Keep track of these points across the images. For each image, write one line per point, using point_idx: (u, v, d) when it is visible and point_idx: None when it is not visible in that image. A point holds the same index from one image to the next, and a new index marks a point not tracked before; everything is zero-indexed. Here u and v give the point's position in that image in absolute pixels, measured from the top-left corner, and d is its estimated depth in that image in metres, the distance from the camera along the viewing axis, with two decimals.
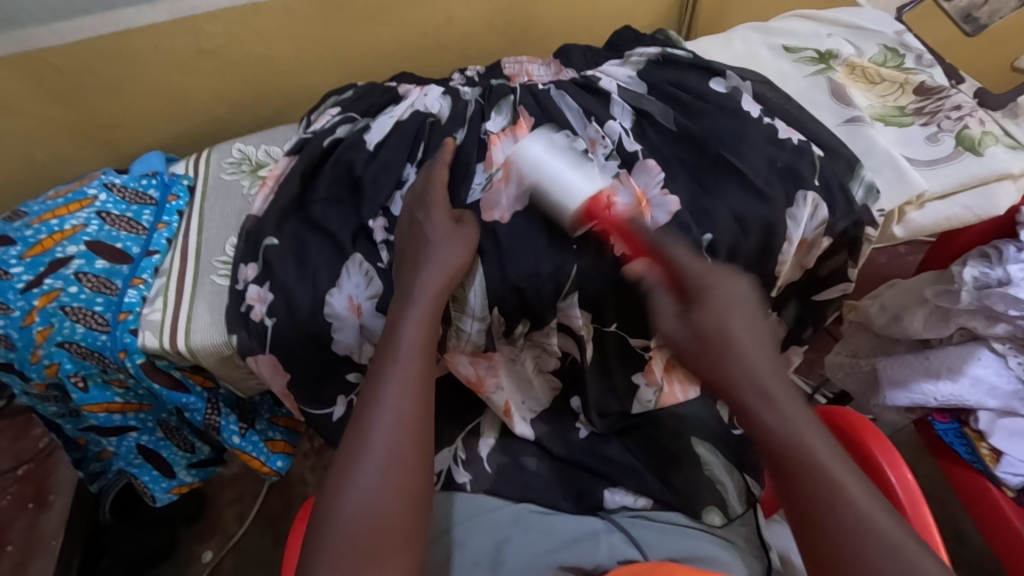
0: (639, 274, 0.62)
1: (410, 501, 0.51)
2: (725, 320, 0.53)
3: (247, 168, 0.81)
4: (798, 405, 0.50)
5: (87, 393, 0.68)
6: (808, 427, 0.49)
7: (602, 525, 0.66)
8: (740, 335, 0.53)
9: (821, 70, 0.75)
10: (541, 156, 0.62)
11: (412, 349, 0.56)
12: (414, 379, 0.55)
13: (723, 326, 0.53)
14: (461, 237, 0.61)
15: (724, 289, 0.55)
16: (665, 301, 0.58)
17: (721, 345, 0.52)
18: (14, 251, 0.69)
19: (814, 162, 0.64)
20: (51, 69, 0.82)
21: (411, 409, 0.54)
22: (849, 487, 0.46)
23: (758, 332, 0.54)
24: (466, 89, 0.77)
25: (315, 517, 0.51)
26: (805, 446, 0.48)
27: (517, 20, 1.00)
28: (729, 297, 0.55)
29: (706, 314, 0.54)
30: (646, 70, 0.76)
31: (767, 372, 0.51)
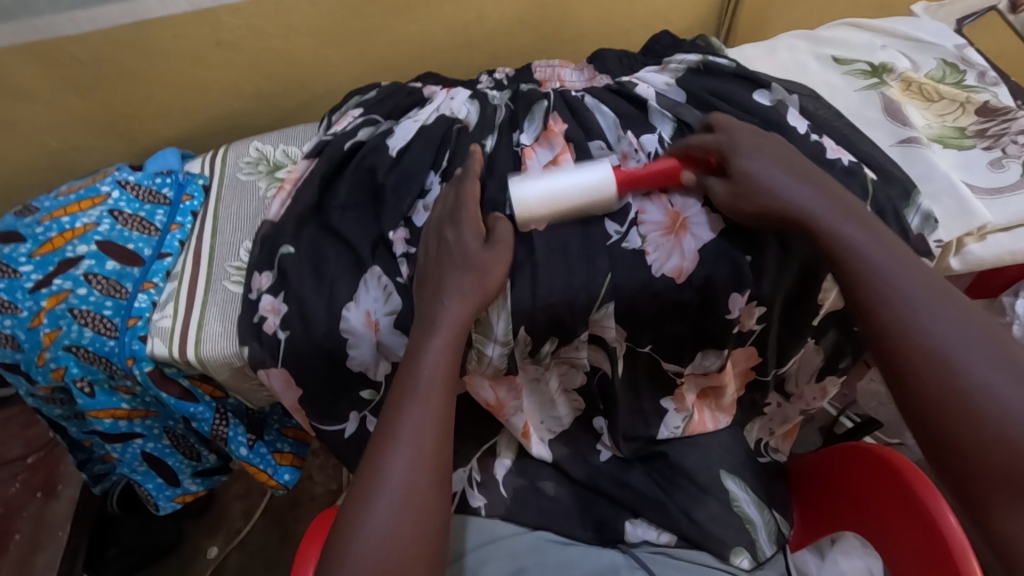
0: (692, 180, 0.62)
1: (424, 547, 0.49)
2: (763, 169, 0.57)
3: (264, 168, 0.79)
4: (888, 235, 0.54)
5: (94, 398, 0.66)
6: (887, 250, 0.53)
7: (623, 560, 0.64)
8: (781, 182, 0.57)
9: (873, 84, 0.71)
10: (538, 189, 0.60)
11: (434, 380, 0.54)
12: (435, 413, 0.53)
13: (771, 178, 0.57)
14: (498, 262, 0.57)
15: (747, 134, 0.60)
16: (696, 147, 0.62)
17: (764, 194, 0.57)
18: (23, 249, 0.66)
19: (866, 186, 0.60)
20: (68, 58, 0.79)
21: (429, 443, 0.52)
22: (937, 299, 0.50)
23: (801, 173, 0.58)
24: (494, 94, 0.74)
25: (327, 554, 0.49)
26: (890, 269, 0.51)
27: (549, 19, 0.96)
28: (750, 140, 0.59)
29: (746, 165, 0.58)
30: (686, 78, 0.72)
31: (859, 213, 0.55)
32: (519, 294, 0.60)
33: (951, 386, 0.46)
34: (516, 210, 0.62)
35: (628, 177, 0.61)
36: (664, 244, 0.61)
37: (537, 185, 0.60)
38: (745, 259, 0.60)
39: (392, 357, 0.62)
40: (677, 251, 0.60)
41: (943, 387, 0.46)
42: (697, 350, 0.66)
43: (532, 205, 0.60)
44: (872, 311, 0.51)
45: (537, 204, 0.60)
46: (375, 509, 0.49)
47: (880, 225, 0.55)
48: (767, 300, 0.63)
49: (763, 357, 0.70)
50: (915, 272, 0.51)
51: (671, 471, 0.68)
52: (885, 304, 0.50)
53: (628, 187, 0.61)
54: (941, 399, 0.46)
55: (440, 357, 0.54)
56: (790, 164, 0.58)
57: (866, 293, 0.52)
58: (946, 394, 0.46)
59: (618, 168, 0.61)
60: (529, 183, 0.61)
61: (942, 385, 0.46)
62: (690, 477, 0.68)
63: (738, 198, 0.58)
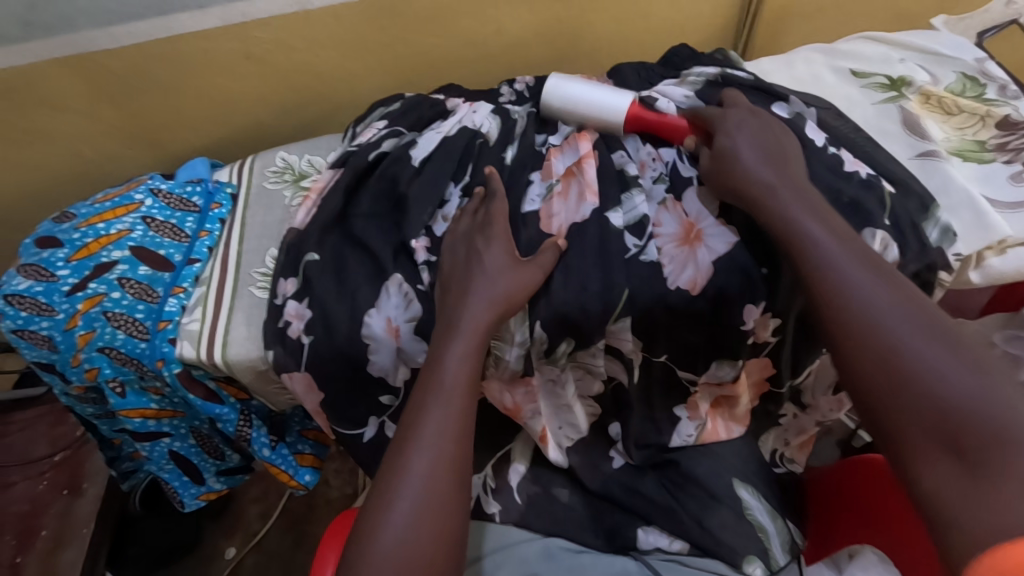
0: (693, 145, 0.66)
1: (444, 548, 0.50)
2: (742, 144, 0.62)
3: (290, 178, 0.81)
4: (832, 218, 0.57)
5: (125, 398, 0.69)
6: (833, 230, 0.56)
7: (634, 567, 0.65)
8: (751, 155, 0.61)
9: (892, 97, 0.71)
10: (556, 98, 0.71)
11: (455, 386, 0.55)
12: (455, 418, 0.54)
13: (745, 159, 0.61)
14: (528, 281, 0.59)
15: (737, 114, 0.65)
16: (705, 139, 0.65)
17: (736, 166, 0.61)
18: (61, 254, 0.69)
19: (883, 200, 0.60)
20: (105, 71, 0.83)
21: (449, 441, 0.53)
22: (872, 278, 0.53)
23: (773, 149, 0.62)
24: (515, 109, 0.76)
25: (350, 550, 0.50)
26: (832, 249, 0.55)
27: (569, 33, 0.97)
28: (751, 139, 0.62)
29: (725, 140, 0.63)
30: (704, 90, 0.72)
31: (810, 199, 0.58)
32: (538, 303, 0.62)
33: (887, 362, 0.49)
34: (540, 213, 0.64)
35: (638, 117, 0.68)
36: (678, 255, 0.62)
37: (571, 85, 0.71)
38: (759, 272, 0.61)
39: (411, 363, 0.64)
40: (691, 263, 0.61)
41: (876, 362, 0.50)
42: (713, 359, 0.67)
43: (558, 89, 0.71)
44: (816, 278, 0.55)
45: (553, 102, 0.71)
46: (397, 505, 0.51)
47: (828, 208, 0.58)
48: (781, 312, 0.64)
49: (778, 369, 0.71)
50: (852, 252, 0.55)
51: (684, 480, 0.68)
52: (824, 285, 0.54)
53: (636, 123, 0.69)
54: (874, 370, 0.50)
55: (460, 359, 0.56)
56: (767, 155, 0.61)
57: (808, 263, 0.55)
58: (872, 355, 0.50)
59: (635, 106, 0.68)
60: (549, 91, 0.71)
61: (874, 357, 0.50)
62: (703, 485, 0.68)
63: (717, 170, 0.62)
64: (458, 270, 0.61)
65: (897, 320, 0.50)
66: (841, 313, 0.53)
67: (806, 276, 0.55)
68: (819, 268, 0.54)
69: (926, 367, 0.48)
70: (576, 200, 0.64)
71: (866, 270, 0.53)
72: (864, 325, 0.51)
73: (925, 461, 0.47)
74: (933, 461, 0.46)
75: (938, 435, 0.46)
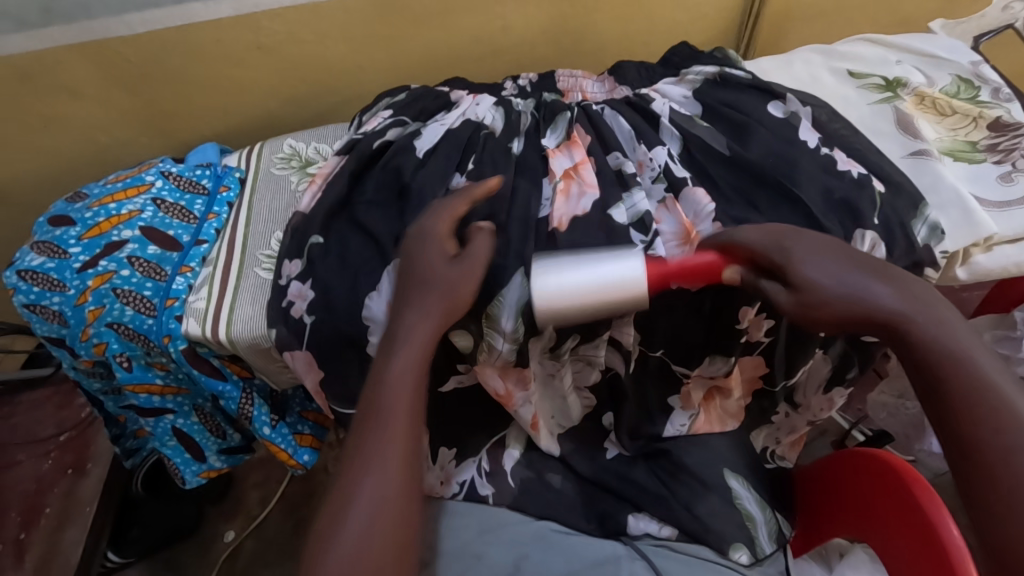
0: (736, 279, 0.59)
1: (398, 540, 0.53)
2: (828, 280, 0.54)
3: (296, 164, 0.83)
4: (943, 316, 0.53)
5: (131, 372, 0.71)
6: (984, 366, 0.51)
7: (624, 551, 0.65)
8: (852, 292, 0.54)
9: (887, 98, 0.72)
10: (558, 278, 0.59)
11: (401, 376, 0.57)
12: (403, 414, 0.56)
13: (848, 281, 0.54)
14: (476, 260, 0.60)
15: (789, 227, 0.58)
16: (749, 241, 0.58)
17: (829, 305, 0.54)
18: (73, 232, 0.72)
19: (874, 198, 0.62)
20: (120, 58, 0.85)
21: (406, 411, 0.56)
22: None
23: (867, 276, 0.55)
24: (519, 101, 0.78)
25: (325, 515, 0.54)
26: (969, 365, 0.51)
27: (574, 30, 0.99)
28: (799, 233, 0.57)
29: (804, 270, 0.55)
30: (703, 89, 0.74)
31: (955, 323, 0.53)
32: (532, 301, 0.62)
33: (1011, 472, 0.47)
34: (544, 216, 0.65)
35: (659, 278, 0.59)
36: (679, 254, 0.63)
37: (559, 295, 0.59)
38: None
39: None
40: None
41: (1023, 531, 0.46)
42: (706, 354, 0.69)
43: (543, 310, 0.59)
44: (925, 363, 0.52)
45: (559, 300, 0.59)
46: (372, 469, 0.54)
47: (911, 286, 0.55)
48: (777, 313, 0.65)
49: (771, 368, 0.72)
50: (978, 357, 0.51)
51: (675, 468, 0.70)
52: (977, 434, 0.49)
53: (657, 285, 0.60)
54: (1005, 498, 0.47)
55: (423, 340, 0.58)
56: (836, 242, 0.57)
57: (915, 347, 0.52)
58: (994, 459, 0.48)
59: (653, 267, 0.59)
60: (554, 270, 0.60)
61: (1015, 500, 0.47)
62: (693, 474, 0.69)
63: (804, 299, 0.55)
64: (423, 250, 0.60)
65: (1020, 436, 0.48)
66: (999, 470, 0.48)
67: (957, 419, 0.50)
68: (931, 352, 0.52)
69: None
70: (578, 198, 0.66)
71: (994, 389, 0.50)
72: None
73: None
74: None
75: None
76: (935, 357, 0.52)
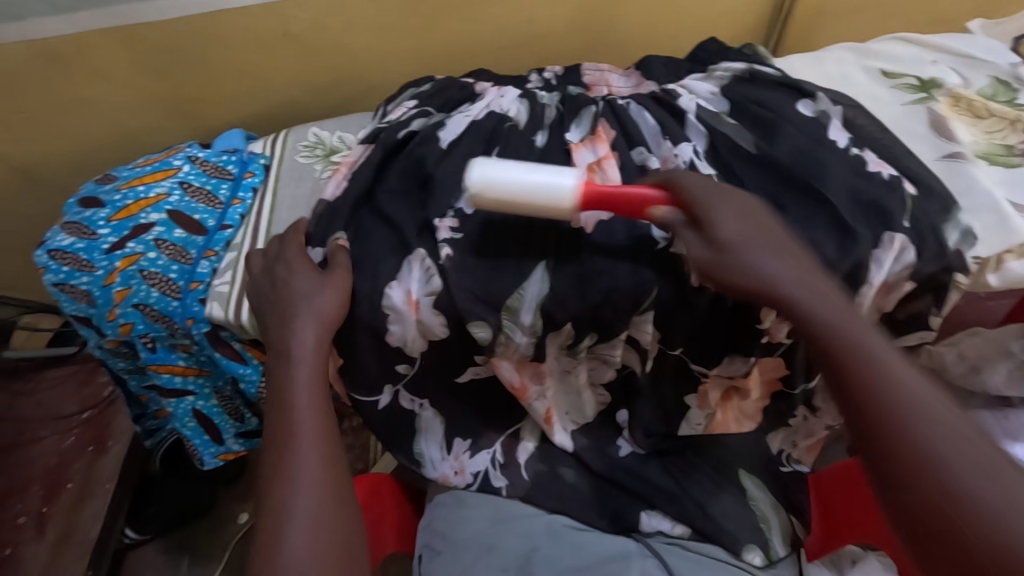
0: (661, 216, 0.59)
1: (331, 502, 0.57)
2: (744, 240, 0.56)
3: (321, 153, 0.84)
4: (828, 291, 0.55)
5: (155, 353, 0.73)
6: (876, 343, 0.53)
7: (635, 548, 0.65)
8: (765, 257, 0.56)
9: (921, 98, 0.71)
10: (502, 170, 0.59)
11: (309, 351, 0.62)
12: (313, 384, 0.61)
13: (749, 249, 0.56)
14: (341, 282, 0.64)
15: (700, 181, 0.59)
16: (697, 186, 0.59)
17: (743, 263, 0.55)
18: (103, 214, 0.73)
19: (904, 201, 0.61)
20: (150, 44, 0.86)
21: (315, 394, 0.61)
22: (963, 432, 0.49)
23: (774, 240, 0.57)
24: (544, 94, 0.77)
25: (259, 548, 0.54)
26: (867, 343, 0.52)
27: (601, 24, 0.98)
28: (716, 190, 0.59)
29: (721, 228, 0.56)
30: (730, 86, 0.73)
31: (830, 298, 0.55)
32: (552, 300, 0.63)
33: (914, 446, 0.48)
34: None
35: (596, 195, 0.58)
36: None
37: (504, 169, 0.59)
38: None
39: (429, 336, 0.66)
40: None
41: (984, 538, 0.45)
42: (725, 354, 0.68)
43: (478, 181, 0.59)
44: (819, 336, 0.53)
45: (496, 180, 0.59)
46: (299, 488, 0.56)
47: (807, 263, 0.56)
48: None
49: (791, 370, 0.71)
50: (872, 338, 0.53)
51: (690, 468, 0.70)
52: (913, 448, 0.48)
53: (592, 204, 0.59)
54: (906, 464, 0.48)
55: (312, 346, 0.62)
56: (744, 210, 0.58)
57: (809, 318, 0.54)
58: (898, 433, 0.49)
59: (587, 183, 0.59)
60: (500, 163, 0.60)
61: (915, 467, 0.48)
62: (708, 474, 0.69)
63: (717, 257, 0.56)
64: (302, 277, 0.65)
65: (921, 410, 0.49)
66: (926, 480, 0.47)
67: (886, 437, 0.49)
68: (832, 330, 0.53)
69: (942, 457, 0.48)
70: None
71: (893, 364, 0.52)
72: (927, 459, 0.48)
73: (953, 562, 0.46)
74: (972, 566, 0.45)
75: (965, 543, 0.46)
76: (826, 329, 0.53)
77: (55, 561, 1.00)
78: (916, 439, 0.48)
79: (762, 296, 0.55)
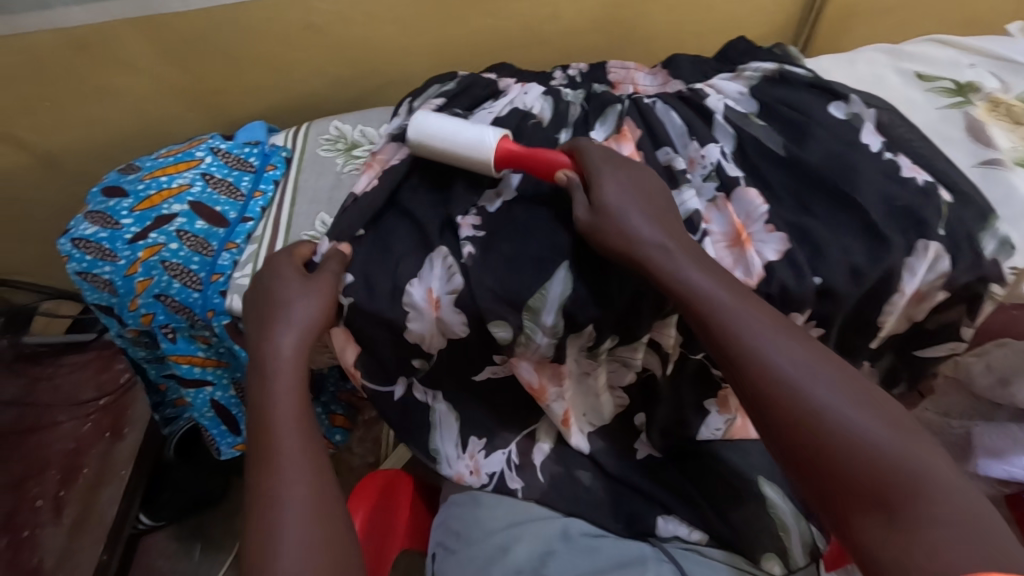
0: (562, 177, 0.63)
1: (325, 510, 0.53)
2: (624, 201, 0.59)
3: (342, 146, 0.83)
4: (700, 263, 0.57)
5: (175, 344, 0.73)
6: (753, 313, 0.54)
7: (651, 552, 0.65)
8: (638, 218, 0.59)
9: (957, 103, 0.69)
10: (435, 122, 0.66)
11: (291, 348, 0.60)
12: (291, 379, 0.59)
13: (630, 228, 0.58)
14: (326, 287, 0.63)
15: (599, 155, 0.63)
16: (591, 154, 0.63)
17: (619, 226, 0.58)
18: (126, 204, 0.73)
19: (940, 209, 0.60)
20: (175, 34, 0.86)
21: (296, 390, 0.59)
22: (844, 389, 0.49)
23: (653, 205, 0.60)
24: (568, 91, 0.76)
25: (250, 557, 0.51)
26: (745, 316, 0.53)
27: (627, 21, 0.97)
28: (608, 162, 0.62)
29: (608, 197, 0.60)
30: (760, 87, 0.72)
31: (709, 275, 0.56)
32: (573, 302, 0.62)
33: (802, 412, 0.49)
34: None
35: (508, 153, 0.64)
36: (729, 255, 0.61)
37: (439, 121, 0.67)
38: (812, 279, 0.59)
39: (447, 334, 0.65)
40: (742, 262, 0.61)
41: (864, 467, 0.46)
42: None
43: (415, 129, 0.67)
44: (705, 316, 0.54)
45: (428, 128, 0.66)
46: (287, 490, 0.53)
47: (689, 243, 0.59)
48: (827, 319, 0.62)
49: None
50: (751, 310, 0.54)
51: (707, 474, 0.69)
52: (790, 399, 0.50)
53: (502, 160, 0.65)
54: (793, 428, 0.49)
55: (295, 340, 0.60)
56: (631, 190, 0.61)
57: (693, 297, 0.55)
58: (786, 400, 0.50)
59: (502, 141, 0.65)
60: (438, 117, 0.67)
61: (805, 432, 0.49)
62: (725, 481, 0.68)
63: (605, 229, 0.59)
64: (288, 280, 0.63)
65: (804, 373, 0.50)
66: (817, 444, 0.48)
67: (765, 396, 0.51)
68: (709, 306, 0.54)
69: (833, 416, 0.48)
70: None
71: (776, 333, 0.52)
72: (811, 419, 0.49)
73: (857, 520, 0.46)
74: (864, 516, 0.46)
75: (859, 495, 0.46)
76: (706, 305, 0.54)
77: (70, 545, 1.02)
78: (799, 402, 0.49)
79: (634, 254, 0.57)
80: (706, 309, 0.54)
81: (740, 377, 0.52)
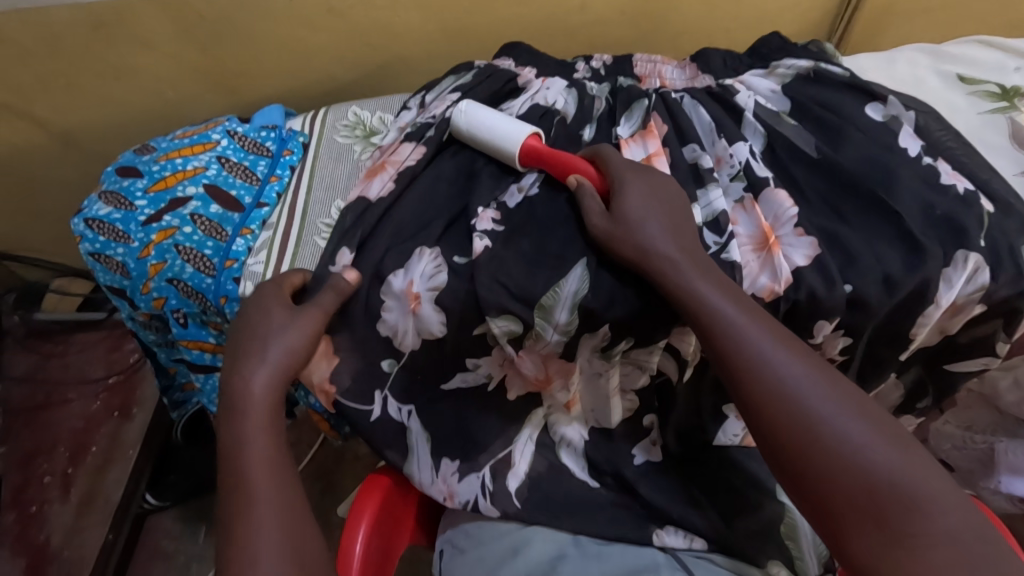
0: (575, 181, 0.62)
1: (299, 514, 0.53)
2: (644, 211, 0.58)
3: (360, 133, 0.81)
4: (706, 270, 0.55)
5: (186, 329, 0.72)
6: (756, 324, 0.53)
7: (665, 559, 0.62)
8: (655, 229, 0.57)
9: (1001, 108, 0.66)
10: (478, 108, 0.67)
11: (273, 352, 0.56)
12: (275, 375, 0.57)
13: (645, 233, 0.57)
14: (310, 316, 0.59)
15: (621, 162, 0.62)
16: (615, 162, 0.62)
17: (636, 238, 0.57)
18: (140, 184, 0.72)
19: (981, 218, 0.58)
20: (194, 14, 0.84)
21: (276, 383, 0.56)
22: (845, 404, 0.49)
23: (670, 212, 0.58)
24: (593, 85, 0.74)
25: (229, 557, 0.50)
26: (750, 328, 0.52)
27: (655, 13, 0.94)
28: (630, 168, 0.61)
29: (627, 203, 0.58)
30: (793, 85, 0.69)
31: (715, 282, 0.55)
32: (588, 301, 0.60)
33: (804, 425, 0.48)
34: None
35: (534, 151, 0.64)
36: (755, 260, 0.59)
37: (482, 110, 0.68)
38: (844, 287, 0.57)
39: (422, 333, 0.62)
40: (769, 268, 0.58)
41: (861, 484, 0.46)
42: None
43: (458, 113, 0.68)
44: (707, 324, 0.53)
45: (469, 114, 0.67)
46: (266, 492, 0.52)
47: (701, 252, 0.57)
48: (857, 329, 0.60)
49: None
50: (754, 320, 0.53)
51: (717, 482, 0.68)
52: (793, 416, 0.49)
53: (528, 157, 0.65)
54: (793, 441, 0.49)
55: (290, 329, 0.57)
56: (650, 195, 0.59)
57: (698, 306, 0.54)
58: (784, 412, 0.49)
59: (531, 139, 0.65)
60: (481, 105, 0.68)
61: (805, 446, 0.48)
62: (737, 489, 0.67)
63: (619, 236, 0.57)
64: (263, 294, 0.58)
65: (805, 385, 0.50)
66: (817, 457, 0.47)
67: (767, 412, 0.50)
68: (713, 314, 0.53)
69: (834, 433, 0.48)
70: None
71: (778, 343, 0.52)
72: (809, 430, 0.48)
73: (852, 535, 0.46)
74: (858, 529, 0.46)
75: (856, 509, 0.46)
76: (709, 312, 0.53)
77: (78, 523, 1.02)
78: (801, 415, 0.49)
79: (646, 266, 0.57)
80: (710, 318, 0.53)
81: (742, 389, 0.51)
